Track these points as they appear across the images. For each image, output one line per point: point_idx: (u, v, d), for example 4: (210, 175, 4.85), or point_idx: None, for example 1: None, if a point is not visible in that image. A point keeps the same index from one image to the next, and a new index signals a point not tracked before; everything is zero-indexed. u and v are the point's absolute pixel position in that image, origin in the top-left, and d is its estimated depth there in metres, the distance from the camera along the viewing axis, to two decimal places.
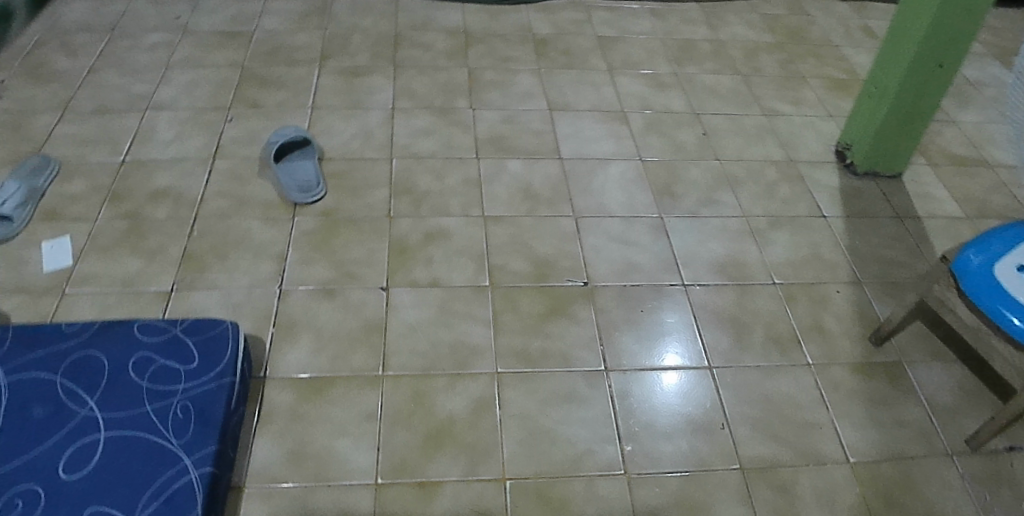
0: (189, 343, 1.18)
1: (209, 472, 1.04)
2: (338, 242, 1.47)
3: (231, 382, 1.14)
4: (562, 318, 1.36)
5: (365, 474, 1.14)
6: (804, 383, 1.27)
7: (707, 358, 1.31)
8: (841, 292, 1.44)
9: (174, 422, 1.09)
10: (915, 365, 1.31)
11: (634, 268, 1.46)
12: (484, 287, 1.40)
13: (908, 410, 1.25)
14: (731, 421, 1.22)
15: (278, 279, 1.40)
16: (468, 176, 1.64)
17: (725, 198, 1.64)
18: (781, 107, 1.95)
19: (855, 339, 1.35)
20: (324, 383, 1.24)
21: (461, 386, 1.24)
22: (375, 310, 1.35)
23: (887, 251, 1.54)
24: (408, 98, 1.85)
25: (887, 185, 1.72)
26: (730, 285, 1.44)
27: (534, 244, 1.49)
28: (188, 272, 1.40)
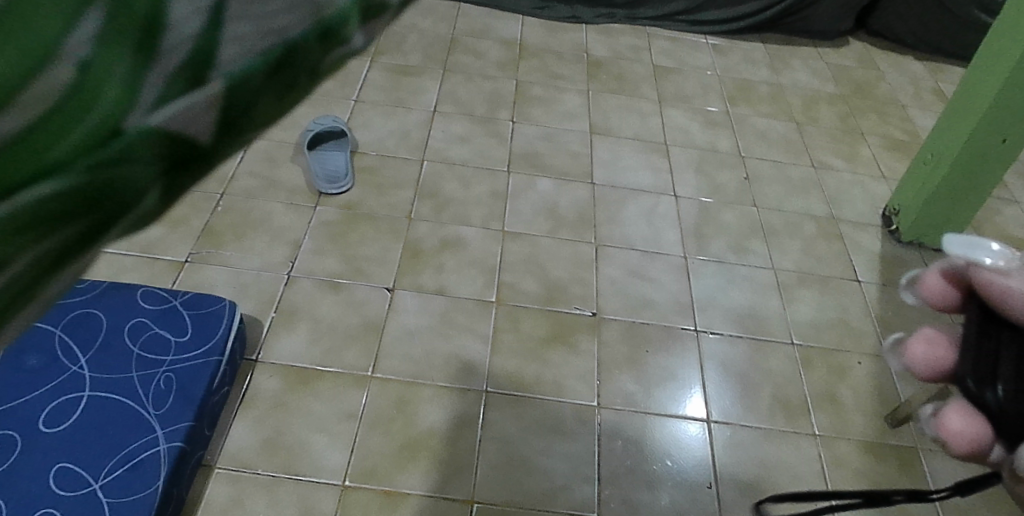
0: (185, 316, 1.19)
1: (177, 448, 1.02)
2: (354, 236, 1.46)
3: (219, 361, 1.13)
4: (564, 347, 1.31)
5: (334, 473, 1.11)
6: (806, 454, 1.20)
7: (707, 410, 1.25)
8: (862, 363, 1.37)
9: (155, 392, 1.09)
10: (931, 453, 1.23)
11: (648, 306, 1.41)
12: (490, 303, 1.37)
13: (913, 501, 1.16)
14: (719, 481, 1.15)
15: (289, 264, 1.39)
16: (496, 189, 1.62)
17: (757, 248, 1.58)
18: (834, 161, 1.87)
19: (868, 416, 1.27)
20: (312, 376, 1.23)
21: (447, 400, 1.21)
22: (377, 309, 1.33)
23: (921, 328, 1.46)
24: (451, 103, 1.84)
25: (933, 257, 1.62)
26: (745, 339, 1.38)
27: (549, 267, 1.46)
28: (205, 245, 1.40)
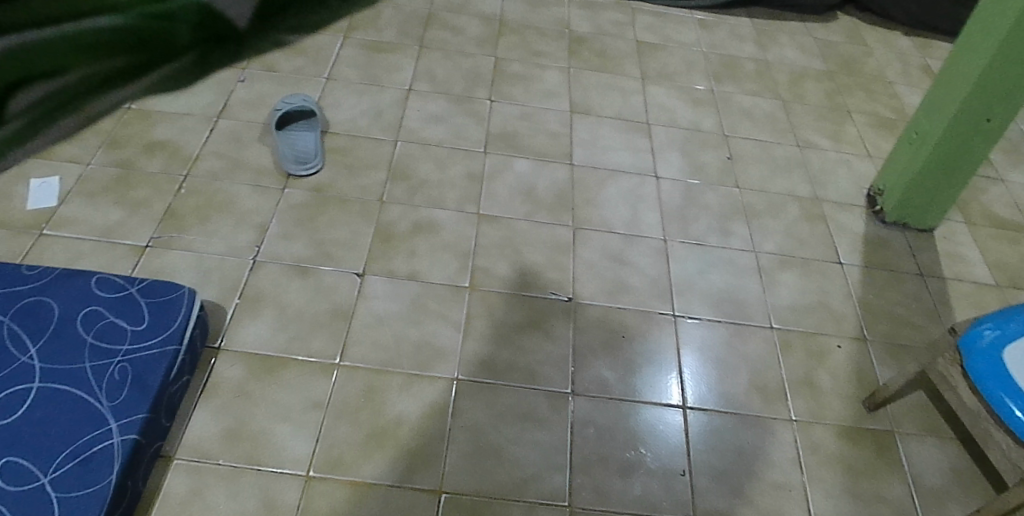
0: (142, 304, 1.14)
1: (132, 440, 0.99)
2: (323, 220, 1.42)
3: (176, 351, 1.09)
4: (538, 333, 1.28)
5: (298, 463, 1.07)
6: (782, 440, 1.18)
7: (683, 396, 1.22)
8: (842, 347, 1.34)
9: (109, 382, 1.05)
10: (909, 438, 1.21)
11: (625, 290, 1.38)
12: (463, 288, 1.33)
13: (892, 487, 1.14)
14: (693, 469, 1.13)
15: (255, 249, 1.35)
16: (471, 170, 1.58)
17: (738, 230, 1.54)
18: (818, 140, 1.83)
19: (848, 401, 1.25)
20: (277, 363, 1.18)
21: (416, 388, 1.18)
22: (346, 295, 1.29)
23: (903, 311, 1.43)
24: (427, 82, 1.79)
25: (916, 239, 1.59)
26: (724, 324, 1.35)
27: (524, 250, 1.42)
28: (167, 229, 1.36)
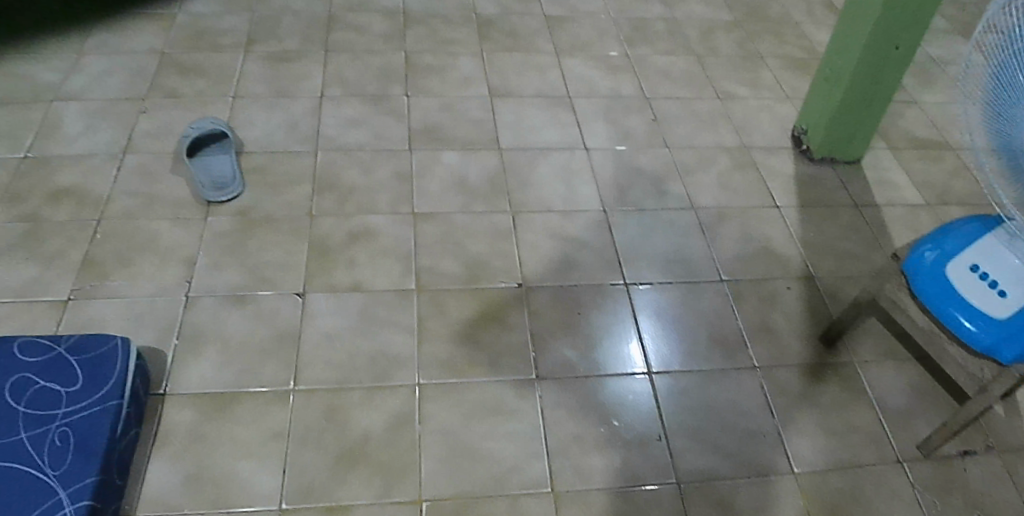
0: (73, 362, 1.07)
1: (85, 506, 0.92)
2: (254, 244, 1.36)
3: (118, 405, 1.02)
4: (494, 324, 1.26)
5: (267, 498, 1.02)
6: (748, 388, 1.19)
7: (647, 362, 1.22)
8: (791, 288, 1.37)
9: (50, 451, 0.97)
10: (867, 365, 1.24)
11: (573, 267, 1.37)
12: (411, 291, 1.30)
13: (860, 415, 1.17)
14: (669, 432, 1.13)
15: (186, 285, 1.28)
16: (399, 169, 1.53)
17: (673, 189, 1.55)
18: (736, 89, 1.86)
19: (805, 339, 1.28)
20: (229, 400, 1.13)
21: (378, 400, 1.14)
22: (291, 318, 1.24)
23: (842, 243, 1.47)
24: (339, 86, 1.73)
25: (844, 171, 1.63)
26: (675, 284, 1.35)
27: (466, 243, 1.39)
28: (88, 278, 1.27)
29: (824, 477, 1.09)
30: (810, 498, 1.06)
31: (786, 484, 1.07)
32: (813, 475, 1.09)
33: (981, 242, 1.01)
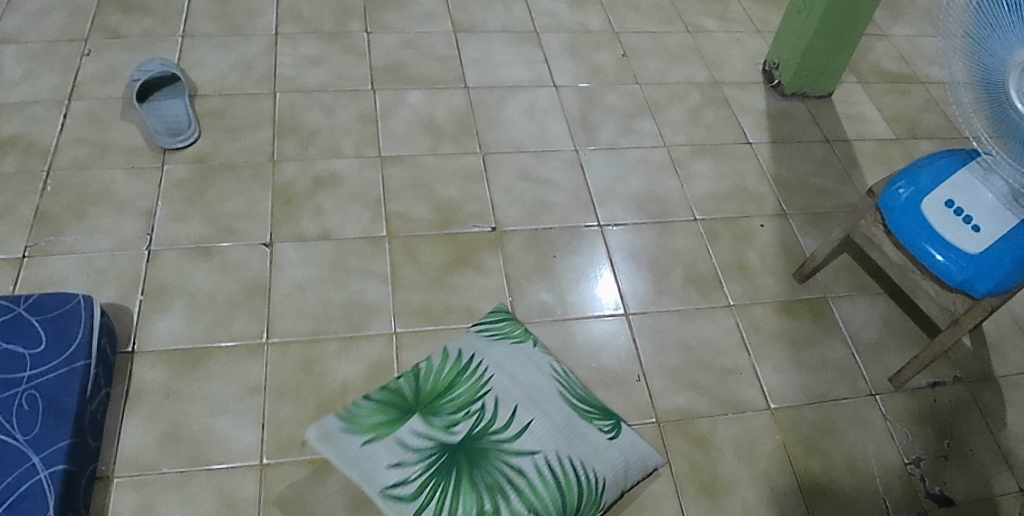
0: (34, 323, 1.02)
1: (62, 471, 0.90)
2: (214, 193, 1.30)
3: (86, 365, 0.99)
4: (469, 270, 1.24)
5: (248, 453, 1.01)
6: (724, 326, 1.21)
7: (624, 304, 1.23)
8: (764, 226, 1.37)
9: (19, 415, 0.94)
10: (837, 300, 1.27)
11: (547, 209, 1.35)
12: (382, 238, 1.27)
13: (831, 349, 1.20)
14: (648, 372, 1.14)
15: (146, 238, 1.22)
16: (363, 111, 1.47)
17: (645, 127, 1.53)
18: (706, 22, 1.82)
19: (777, 276, 1.29)
20: (200, 356, 1.10)
21: (355, 350, 1.12)
22: (259, 269, 1.20)
23: (813, 179, 1.47)
24: (293, 22, 1.64)
25: (814, 106, 1.63)
26: (650, 225, 1.35)
27: (437, 187, 1.36)
28: (41, 234, 1.21)
29: (798, 411, 1.12)
30: (786, 431, 1.10)
31: (762, 419, 1.10)
32: (788, 409, 1.12)
33: (954, 177, 1.03)
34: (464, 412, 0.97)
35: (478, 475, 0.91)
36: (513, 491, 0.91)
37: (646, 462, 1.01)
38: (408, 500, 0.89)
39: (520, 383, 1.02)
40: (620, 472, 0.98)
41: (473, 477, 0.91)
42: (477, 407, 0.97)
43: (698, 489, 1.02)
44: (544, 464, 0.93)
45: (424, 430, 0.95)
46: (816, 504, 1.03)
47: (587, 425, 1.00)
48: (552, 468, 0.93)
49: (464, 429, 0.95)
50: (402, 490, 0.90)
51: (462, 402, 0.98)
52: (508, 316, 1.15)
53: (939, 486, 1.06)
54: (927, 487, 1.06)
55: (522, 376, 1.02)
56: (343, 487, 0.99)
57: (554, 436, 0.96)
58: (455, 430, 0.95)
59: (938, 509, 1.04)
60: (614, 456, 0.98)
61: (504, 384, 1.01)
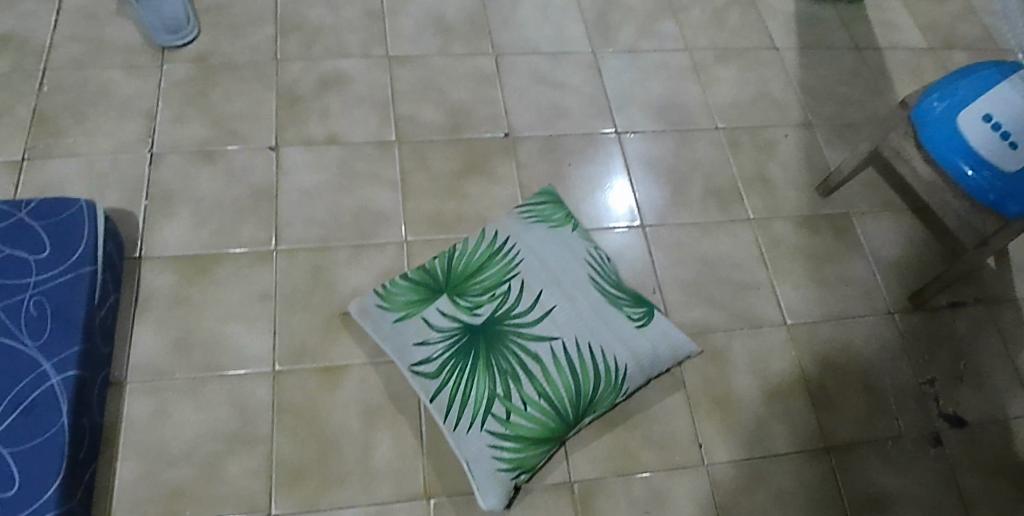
0: (37, 228, 1.00)
1: (73, 377, 0.90)
2: (216, 93, 1.24)
3: (93, 272, 0.97)
4: (481, 178, 1.20)
5: (260, 361, 1.01)
6: (742, 241, 1.18)
7: (640, 215, 1.19)
8: (789, 136, 1.32)
9: (28, 321, 0.93)
10: (860, 216, 1.23)
11: (563, 115, 1.29)
12: (390, 143, 1.22)
13: (851, 266, 1.18)
14: (664, 285, 1.12)
15: (148, 141, 1.18)
16: (368, 7, 1.38)
17: (668, 28, 1.44)
18: None
19: (800, 189, 1.25)
20: (209, 262, 1.08)
21: (366, 258, 1.10)
22: (264, 174, 1.16)
23: (843, 89, 1.40)
24: None
25: (848, 9, 1.53)
26: (669, 133, 1.29)
27: (447, 90, 1.29)
28: (41, 135, 1.16)
29: (815, 328, 1.11)
30: (802, 348, 1.09)
31: (778, 334, 1.09)
32: (805, 325, 1.11)
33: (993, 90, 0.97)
34: (490, 295, 0.98)
35: (494, 357, 0.93)
36: (526, 375, 0.92)
37: (676, 350, 0.99)
38: (430, 377, 0.93)
39: (549, 268, 1.01)
40: (645, 360, 0.96)
41: (490, 358, 0.93)
42: (502, 290, 0.99)
43: (711, 404, 1.02)
44: (560, 349, 0.94)
45: (449, 311, 0.97)
46: (828, 421, 1.03)
47: (616, 313, 0.98)
48: (569, 353, 0.94)
49: (487, 312, 0.97)
50: (425, 367, 0.94)
51: (489, 284, 0.99)
52: (553, 198, 1.12)
53: (952, 406, 1.06)
54: (940, 407, 1.06)
55: (554, 261, 1.02)
56: (356, 395, 0.99)
57: (576, 323, 0.96)
58: (478, 312, 0.97)
59: (950, 428, 1.04)
60: (639, 344, 0.97)
61: (533, 269, 1.01)
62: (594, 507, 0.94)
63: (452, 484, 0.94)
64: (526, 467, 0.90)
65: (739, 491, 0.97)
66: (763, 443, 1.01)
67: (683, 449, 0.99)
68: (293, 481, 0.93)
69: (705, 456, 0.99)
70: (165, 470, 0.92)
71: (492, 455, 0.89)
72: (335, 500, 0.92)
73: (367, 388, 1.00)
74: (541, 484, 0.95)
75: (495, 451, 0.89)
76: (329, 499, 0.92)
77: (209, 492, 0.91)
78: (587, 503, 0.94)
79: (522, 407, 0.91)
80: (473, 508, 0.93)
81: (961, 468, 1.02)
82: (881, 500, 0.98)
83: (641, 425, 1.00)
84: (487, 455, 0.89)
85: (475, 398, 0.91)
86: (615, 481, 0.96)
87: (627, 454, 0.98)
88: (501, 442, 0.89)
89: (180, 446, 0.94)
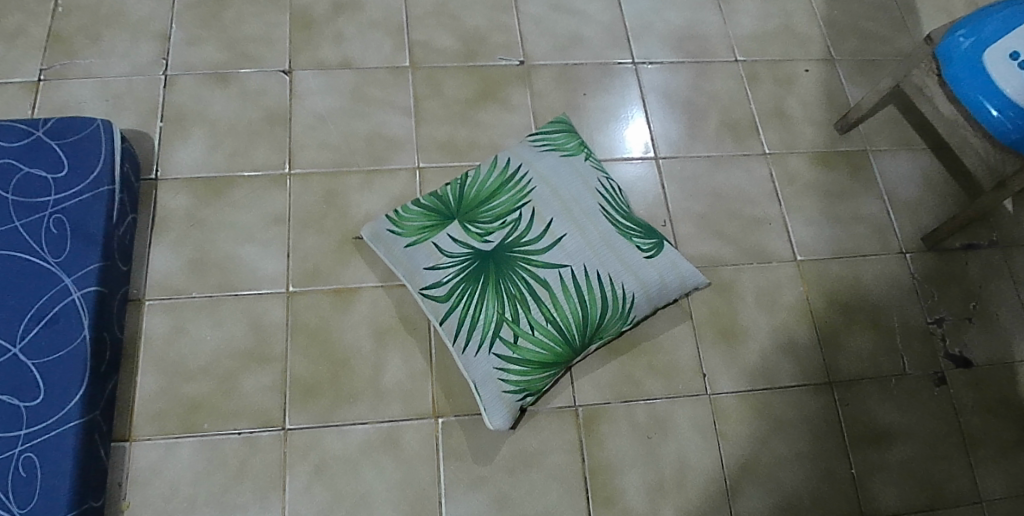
0: (55, 147, 1.01)
1: (93, 293, 0.92)
2: (229, 15, 1.22)
3: (111, 192, 0.98)
4: (494, 105, 1.19)
5: (274, 282, 1.03)
6: (756, 176, 1.17)
7: (653, 147, 1.18)
8: (810, 71, 1.29)
9: (48, 238, 0.95)
10: (878, 154, 1.21)
11: (579, 43, 1.26)
12: (404, 69, 1.20)
13: (866, 204, 1.17)
14: (675, 217, 1.12)
15: (162, 62, 1.17)
16: None
17: None
18: None
19: (819, 126, 1.23)
20: (224, 185, 1.09)
21: (379, 184, 1.11)
22: (278, 98, 1.16)
23: (869, 23, 1.35)
24: None
25: None
26: (687, 64, 1.27)
27: (462, 16, 1.27)
28: (56, 56, 1.15)
29: (825, 265, 1.11)
30: (811, 285, 1.09)
31: (787, 270, 1.10)
32: (816, 262, 1.11)
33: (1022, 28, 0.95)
34: (500, 223, 0.99)
35: (503, 282, 0.94)
36: (534, 301, 0.93)
37: (685, 282, 1.00)
38: (440, 300, 0.95)
39: (560, 196, 1.01)
40: (653, 289, 0.97)
41: (499, 284, 0.94)
42: (513, 218, 0.99)
43: (717, 335, 1.04)
44: (568, 277, 0.95)
45: (459, 237, 0.98)
46: (833, 357, 1.04)
47: (627, 243, 0.99)
48: (578, 281, 0.95)
49: (498, 239, 0.98)
50: (435, 291, 0.95)
51: (499, 212, 1.00)
52: (566, 127, 1.11)
53: (959, 347, 1.06)
54: (947, 348, 1.06)
55: (566, 190, 1.02)
56: (367, 317, 1.01)
57: (585, 251, 0.97)
58: (489, 239, 0.98)
59: (955, 369, 1.05)
60: (647, 274, 0.97)
61: (544, 197, 1.01)
62: (597, 431, 0.97)
63: (460, 405, 0.97)
64: (532, 389, 0.93)
65: (741, 421, 0.99)
66: (766, 375, 1.02)
67: (687, 378, 1.01)
68: (306, 397, 0.96)
69: (709, 386, 1.01)
70: (184, 384, 0.96)
71: (499, 377, 0.91)
72: (347, 416, 0.95)
73: (378, 310, 1.02)
74: (546, 407, 0.97)
75: (502, 373, 0.91)
76: (341, 415, 0.95)
77: (226, 406, 0.95)
78: (591, 427, 0.97)
79: (530, 331, 0.92)
80: (479, 427, 0.96)
81: (963, 407, 1.03)
82: (881, 433, 1.01)
83: (647, 354, 1.02)
84: (494, 377, 0.91)
85: (485, 321, 0.93)
86: (620, 407, 0.98)
87: (632, 381, 1.00)
88: (508, 365, 0.91)
89: (198, 361, 0.97)
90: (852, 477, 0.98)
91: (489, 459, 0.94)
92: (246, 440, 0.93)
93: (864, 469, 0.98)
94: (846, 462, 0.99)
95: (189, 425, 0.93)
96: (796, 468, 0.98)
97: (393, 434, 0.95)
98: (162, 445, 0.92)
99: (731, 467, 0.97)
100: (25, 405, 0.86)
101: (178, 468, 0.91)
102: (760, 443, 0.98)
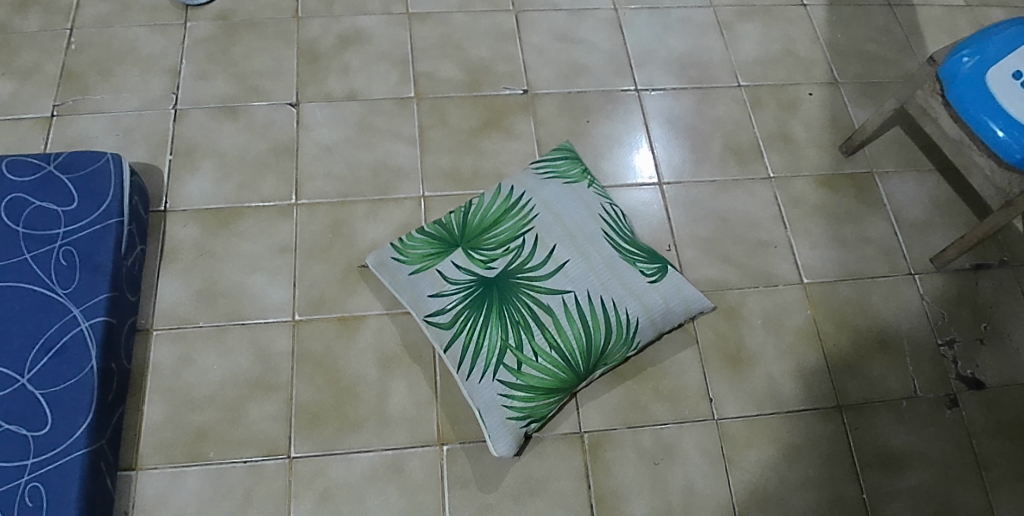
0: (65, 181, 1.03)
1: (101, 323, 0.93)
2: (237, 50, 1.25)
3: (119, 223, 1.00)
4: (499, 133, 1.20)
5: (279, 311, 1.03)
6: (761, 199, 1.17)
7: (658, 173, 1.18)
8: (814, 95, 1.29)
9: (58, 270, 0.96)
10: (884, 176, 1.21)
11: (582, 72, 1.28)
12: (409, 99, 1.22)
13: (874, 226, 1.16)
14: (680, 242, 1.12)
15: (172, 97, 1.20)
16: None
17: None
18: None
19: (823, 149, 1.23)
20: (233, 215, 1.10)
21: (384, 212, 1.12)
22: (286, 130, 1.18)
23: (872, 45, 1.36)
24: None
25: None
26: (691, 90, 1.27)
27: (466, 47, 1.29)
28: (68, 93, 1.19)
29: (832, 288, 1.10)
30: (819, 308, 1.08)
31: (795, 294, 1.09)
32: (823, 285, 1.10)
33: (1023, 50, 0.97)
34: (503, 249, 0.99)
35: (507, 308, 0.94)
36: (537, 327, 0.93)
37: (689, 306, 0.99)
38: (444, 327, 0.95)
39: (563, 222, 1.01)
40: (657, 314, 0.97)
41: (502, 310, 0.94)
42: (516, 244, 1.00)
43: (724, 360, 1.03)
44: (572, 303, 0.95)
45: (463, 264, 0.98)
46: (842, 381, 1.03)
47: (631, 268, 0.99)
48: (581, 306, 0.95)
49: (501, 265, 0.98)
50: (439, 318, 0.95)
51: (503, 238, 1.00)
52: (570, 154, 1.12)
53: (971, 369, 1.04)
54: (958, 370, 1.04)
55: (569, 215, 1.02)
56: (373, 344, 1.02)
57: (588, 276, 0.97)
58: (492, 265, 0.98)
59: (967, 391, 1.03)
60: (651, 298, 0.97)
61: (548, 224, 1.01)
62: (603, 457, 0.96)
63: (465, 432, 0.97)
64: (535, 416, 0.92)
65: (748, 447, 0.98)
66: (774, 400, 1.01)
67: (694, 403, 1.00)
68: (312, 425, 0.96)
69: (716, 411, 0.99)
70: (191, 413, 0.96)
71: (503, 404, 0.91)
72: (352, 443, 0.95)
73: (383, 338, 1.02)
74: (551, 434, 0.97)
75: (506, 400, 0.91)
76: (346, 443, 0.95)
77: (232, 434, 0.95)
78: (597, 453, 0.96)
79: (534, 358, 0.92)
80: (485, 454, 0.95)
81: (977, 430, 1.01)
82: (893, 457, 0.98)
83: (653, 379, 1.01)
84: (498, 404, 0.91)
85: (489, 348, 0.92)
86: (626, 433, 0.97)
87: (638, 407, 0.99)
88: (511, 392, 0.91)
89: (204, 390, 0.98)
90: (863, 502, 0.96)
91: (494, 486, 0.93)
92: (252, 469, 0.93)
93: (875, 493, 0.96)
94: (857, 487, 0.96)
95: (195, 454, 0.94)
96: (806, 493, 0.96)
97: (398, 462, 0.94)
98: (168, 475, 0.92)
99: (739, 494, 0.95)
100: (32, 435, 0.87)
101: (184, 497, 0.91)
102: (768, 468, 0.97)
